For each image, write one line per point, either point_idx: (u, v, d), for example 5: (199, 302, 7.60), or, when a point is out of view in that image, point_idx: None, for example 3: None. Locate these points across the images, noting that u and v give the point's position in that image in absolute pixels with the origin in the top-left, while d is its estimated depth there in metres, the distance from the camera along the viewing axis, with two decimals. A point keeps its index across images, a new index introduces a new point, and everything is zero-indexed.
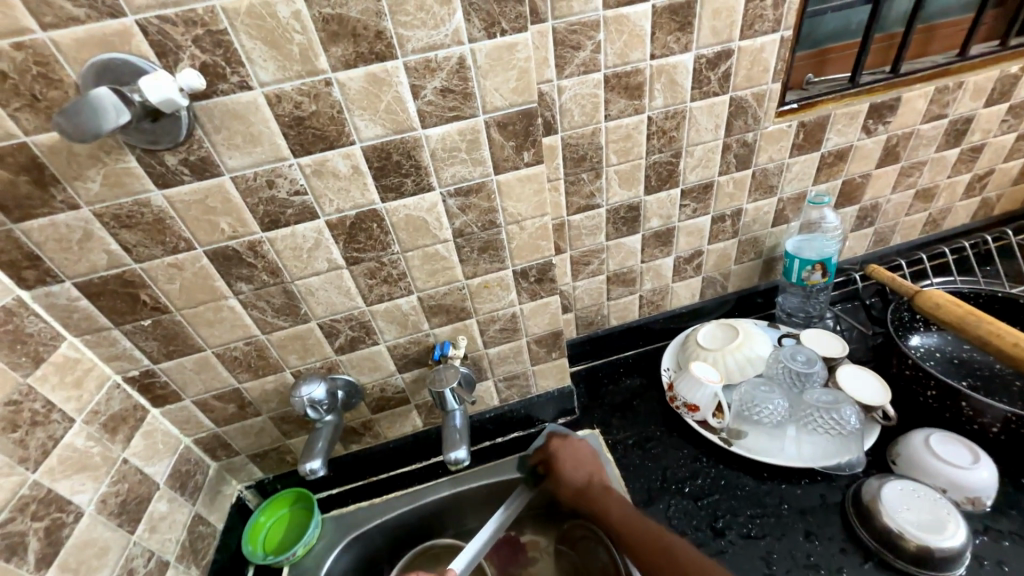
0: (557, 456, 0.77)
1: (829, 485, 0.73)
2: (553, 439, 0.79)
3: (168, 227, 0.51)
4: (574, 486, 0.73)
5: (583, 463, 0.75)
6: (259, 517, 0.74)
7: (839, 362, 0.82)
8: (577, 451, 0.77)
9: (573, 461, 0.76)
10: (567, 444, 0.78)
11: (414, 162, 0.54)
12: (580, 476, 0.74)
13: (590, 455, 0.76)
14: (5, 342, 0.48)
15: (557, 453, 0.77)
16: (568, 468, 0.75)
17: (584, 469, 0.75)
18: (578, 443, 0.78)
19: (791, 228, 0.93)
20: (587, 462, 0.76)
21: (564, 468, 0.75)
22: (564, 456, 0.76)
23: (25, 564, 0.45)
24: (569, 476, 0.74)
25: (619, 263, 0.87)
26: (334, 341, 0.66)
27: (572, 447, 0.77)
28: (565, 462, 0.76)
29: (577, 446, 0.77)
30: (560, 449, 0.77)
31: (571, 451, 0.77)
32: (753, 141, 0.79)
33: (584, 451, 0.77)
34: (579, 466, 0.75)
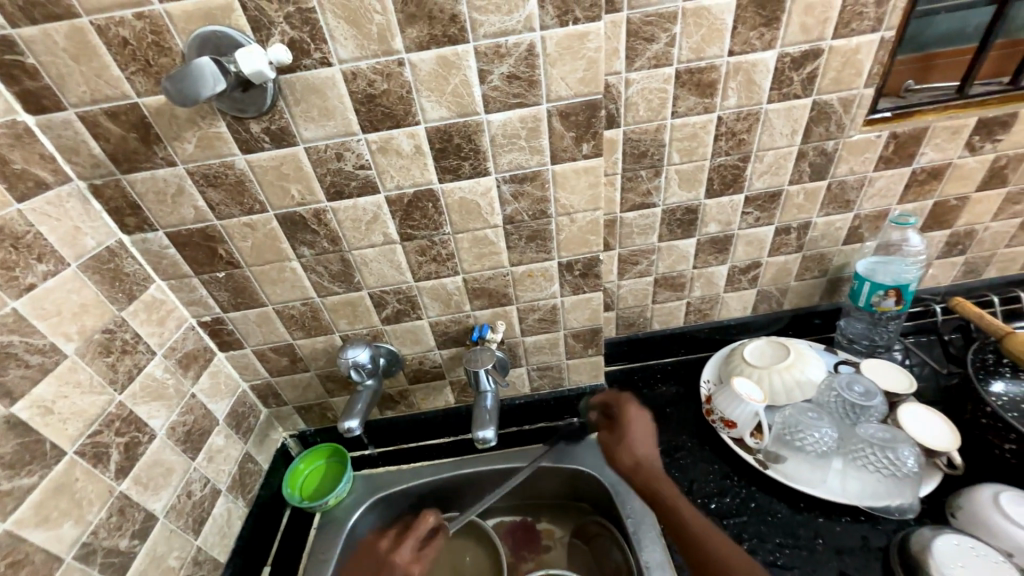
0: (629, 422, 0.81)
1: (873, 527, 0.68)
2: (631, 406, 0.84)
3: (247, 189, 0.56)
4: (637, 455, 0.76)
5: (646, 440, 0.79)
6: (298, 464, 0.80)
7: (903, 399, 0.75)
8: (642, 425, 0.81)
9: (643, 434, 0.79)
10: (640, 416, 0.82)
11: (473, 146, 0.55)
12: (642, 449, 0.77)
13: (650, 435, 0.79)
14: (107, 279, 0.55)
15: (631, 421, 0.81)
16: (634, 441, 0.78)
17: (641, 440, 0.78)
18: (644, 417, 0.82)
19: (865, 248, 0.86)
20: (647, 436, 0.79)
21: (633, 435, 0.79)
22: (634, 426, 0.80)
23: (107, 472, 0.51)
24: (633, 447, 0.77)
25: (669, 266, 0.84)
26: (382, 311, 0.69)
27: (638, 420, 0.81)
28: (636, 430, 0.80)
29: (641, 421, 0.81)
30: (633, 418, 0.81)
31: (637, 422, 0.81)
32: (833, 150, 0.73)
33: (648, 430, 0.80)
34: (643, 437, 0.79)
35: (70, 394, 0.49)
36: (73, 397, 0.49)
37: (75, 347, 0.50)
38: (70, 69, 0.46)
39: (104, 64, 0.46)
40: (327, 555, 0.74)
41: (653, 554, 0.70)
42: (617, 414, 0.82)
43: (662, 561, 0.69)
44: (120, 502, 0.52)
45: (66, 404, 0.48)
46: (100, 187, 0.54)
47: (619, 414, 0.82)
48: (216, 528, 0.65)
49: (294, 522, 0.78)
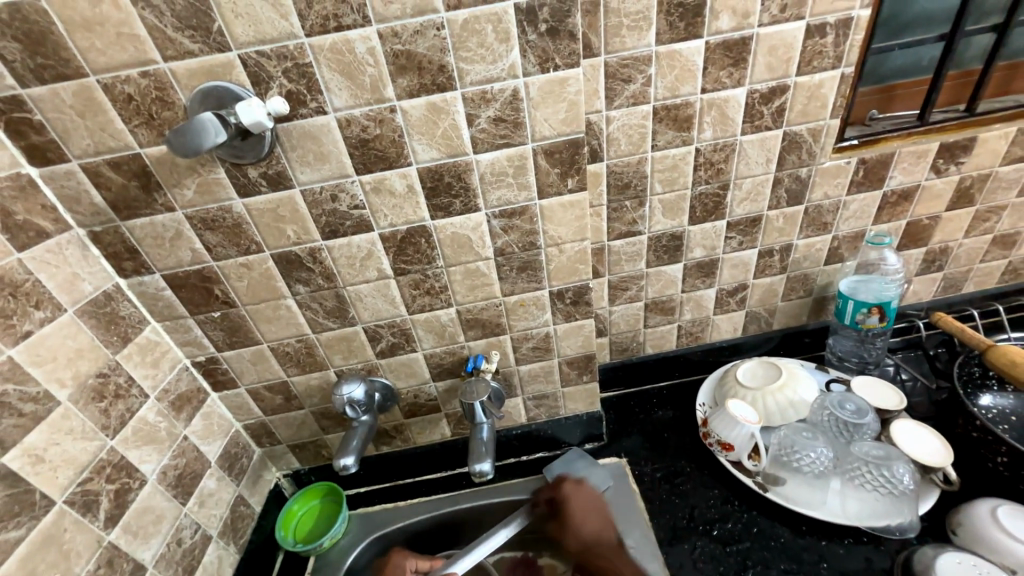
0: (564, 503, 0.79)
1: (876, 548, 0.68)
2: (564, 483, 0.81)
3: (244, 231, 0.57)
4: (585, 542, 0.76)
5: (589, 515, 0.77)
6: (293, 505, 0.78)
7: (894, 415, 0.76)
8: (582, 501, 0.78)
9: (584, 508, 0.78)
10: (580, 490, 0.80)
11: (463, 184, 0.57)
12: (590, 530, 0.76)
13: (597, 504, 0.78)
14: (103, 322, 0.55)
15: (568, 500, 0.79)
16: (577, 522, 0.77)
17: (583, 517, 0.77)
18: (582, 493, 0.79)
19: (846, 267, 0.89)
20: (592, 507, 0.78)
21: (575, 515, 0.78)
22: (573, 507, 0.78)
23: (96, 521, 0.50)
24: (579, 531, 0.77)
25: (658, 291, 0.86)
26: (376, 345, 0.70)
27: (576, 494, 0.79)
28: (576, 512, 0.78)
29: (585, 496, 0.79)
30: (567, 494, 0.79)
31: (577, 505, 0.78)
32: (807, 176, 0.77)
33: (587, 500, 0.78)
34: (587, 518, 0.77)
35: (62, 441, 0.48)
36: (65, 444, 0.48)
37: (68, 393, 0.50)
38: (76, 123, 0.48)
39: (108, 118, 0.48)
40: None
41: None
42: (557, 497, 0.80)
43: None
44: (108, 552, 0.51)
45: (57, 452, 0.48)
46: (99, 233, 0.55)
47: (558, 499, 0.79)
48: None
49: (287, 567, 0.75)
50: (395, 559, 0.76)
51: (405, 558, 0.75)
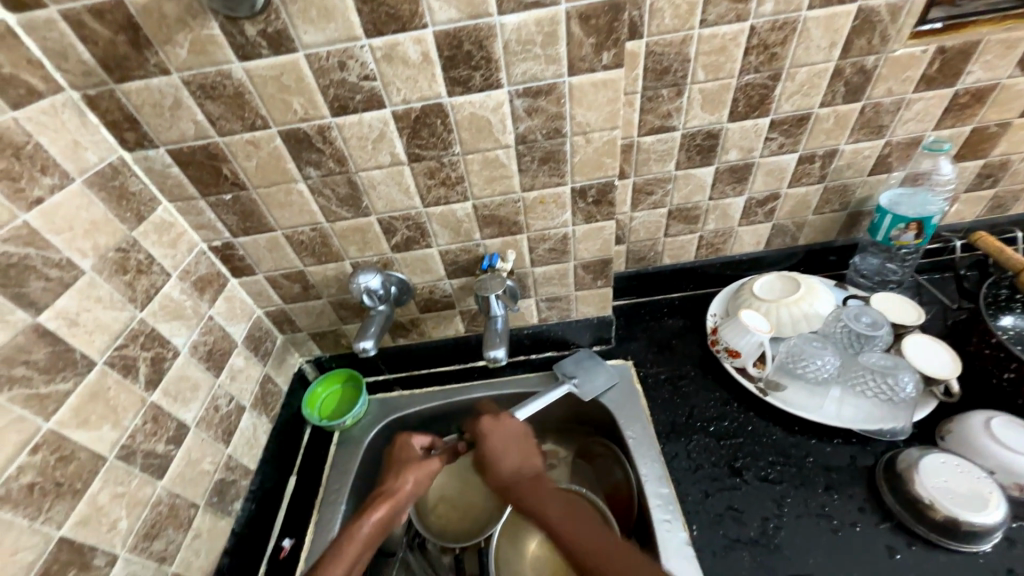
0: (485, 439, 0.71)
1: (863, 447, 0.71)
2: (485, 419, 0.73)
3: (247, 102, 0.53)
4: (502, 477, 0.68)
5: (511, 449, 0.70)
6: (316, 387, 0.84)
7: (909, 330, 0.75)
8: (506, 434, 0.71)
9: (505, 447, 0.70)
10: (499, 428, 0.72)
11: (485, 53, 0.51)
12: (512, 466, 0.68)
13: (518, 438, 0.71)
14: (114, 196, 0.54)
15: (488, 434, 0.71)
16: (497, 456, 0.69)
17: (506, 450, 0.70)
18: (512, 423, 0.72)
19: (891, 179, 0.83)
20: (515, 443, 0.70)
21: (490, 455, 0.69)
22: (496, 440, 0.71)
23: (138, 383, 0.54)
24: (498, 465, 0.68)
25: (684, 196, 0.81)
26: (391, 238, 0.69)
27: (505, 427, 0.72)
28: (495, 447, 0.70)
29: (509, 425, 0.72)
30: (490, 430, 0.71)
31: (498, 432, 0.71)
32: (873, 67, 0.67)
33: (512, 427, 0.72)
34: (510, 450, 0.70)
35: (93, 308, 0.50)
36: (96, 312, 0.50)
37: (92, 263, 0.50)
38: None
39: None
40: (348, 467, 0.79)
41: (653, 470, 0.73)
42: (476, 437, 0.72)
43: (660, 475, 0.73)
44: (152, 411, 0.55)
45: (90, 318, 0.49)
46: (95, 97, 0.51)
47: (475, 435, 0.72)
48: (243, 439, 0.69)
49: (315, 438, 0.83)
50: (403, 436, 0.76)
51: (410, 436, 0.76)
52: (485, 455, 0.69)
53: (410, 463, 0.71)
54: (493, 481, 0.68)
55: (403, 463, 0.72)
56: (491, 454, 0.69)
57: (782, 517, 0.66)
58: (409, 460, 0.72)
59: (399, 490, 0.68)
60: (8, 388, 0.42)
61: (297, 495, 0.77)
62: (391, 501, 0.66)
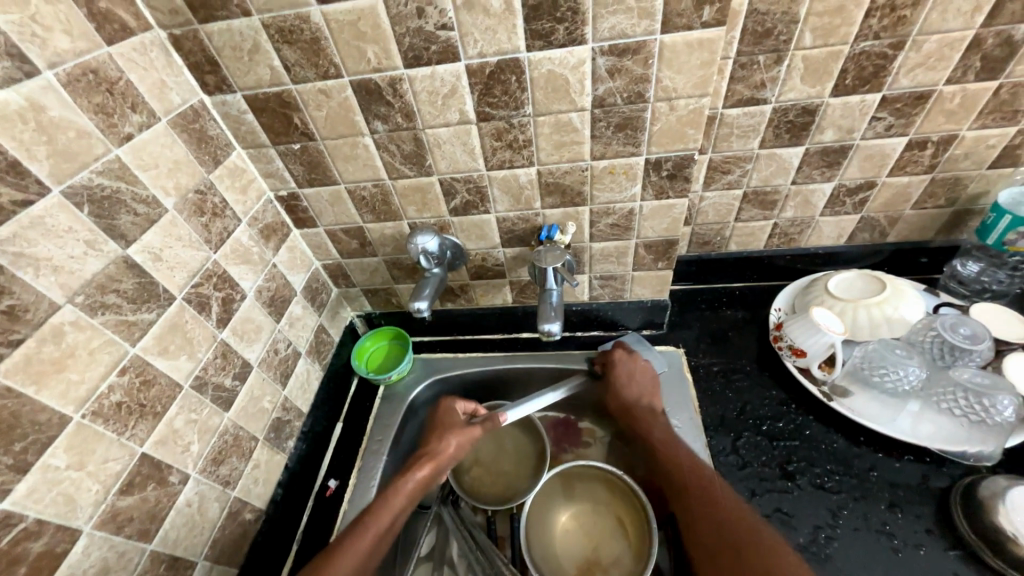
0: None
1: (937, 468, 0.65)
2: (619, 350, 0.80)
3: (322, 49, 0.52)
4: (625, 401, 0.77)
5: (644, 386, 0.77)
6: (365, 342, 0.87)
7: (1011, 348, 0.67)
8: (646, 378, 0.78)
9: (631, 376, 0.78)
10: (635, 362, 0.79)
11: (572, 4, 0.47)
12: (633, 393, 0.77)
13: (653, 381, 0.78)
14: (194, 138, 0.55)
15: (529, 424, 0.76)
16: (624, 385, 0.78)
17: (631, 379, 0.78)
18: (636, 361, 0.79)
19: (1015, 175, 0.72)
20: (650, 386, 0.77)
21: (619, 381, 0.79)
22: (537, 430, 0.76)
23: (210, 320, 0.57)
24: (620, 391, 0.78)
25: (764, 178, 0.74)
26: (450, 200, 0.67)
27: (549, 415, 0.76)
28: (621, 376, 0.79)
29: (646, 370, 0.78)
30: (617, 362, 0.79)
31: (543, 423, 0.76)
32: (1022, 38, 0.57)
33: (647, 374, 0.78)
34: (636, 380, 0.78)
35: (174, 245, 0.52)
36: (176, 248, 0.52)
37: (174, 202, 0.52)
38: None
39: None
40: (392, 420, 0.81)
41: None
42: (606, 364, 0.80)
43: None
44: (222, 347, 0.58)
45: (171, 254, 0.52)
46: (180, 37, 0.52)
47: (605, 363, 0.80)
48: (298, 383, 0.73)
49: (361, 390, 0.86)
50: (447, 400, 0.81)
51: (454, 400, 0.80)
52: (618, 387, 0.78)
53: (455, 427, 0.77)
54: (613, 402, 0.79)
55: (448, 426, 0.78)
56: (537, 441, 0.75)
57: (835, 528, 0.63)
58: (453, 424, 0.78)
59: (441, 452, 0.74)
60: (101, 313, 0.45)
61: (343, 440, 0.81)
62: (433, 461, 0.73)
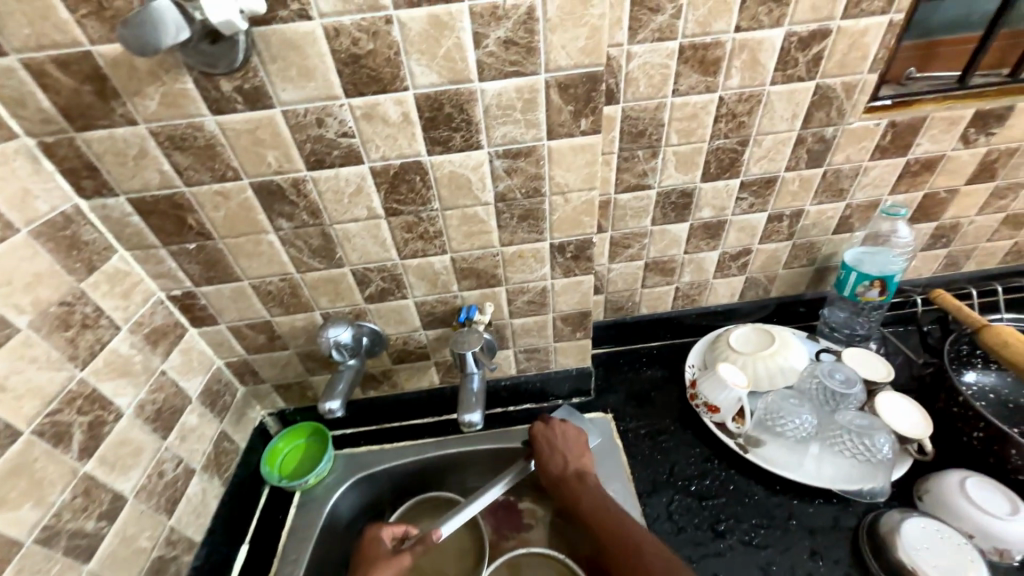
0: (540, 441, 0.75)
1: (844, 508, 0.70)
2: (541, 423, 0.77)
3: (218, 154, 0.51)
4: (550, 474, 0.72)
5: (569, 449, 0.74)
6: (276, 443, 0.78)
7: (880, 387, 0.77)
8: (569, 440, 0.75)
9: (556, 445, 0.74)
10: (563, 431, 0.75)
11: (465, 116, 0.52)
12: (558, 463, 0.72)
13: (579, 442, 0.75)
14: (63, 247, 0.50)
15: (538, 440, 0.75)
16: (549, 450, 0.74)
17: (557, 449, 0.74)
18: (570, 430, 0.75)
19: (854, 238, 0.86)
20: (572, 450, 0.74)
21: (543, 452, 0.74)
22: (546, 442, 0.75)
23: (69, 452, 0.48)
24: (547, 463, 0.73)
25: (660, 250, 0.83)
26: (365, 289, 0.66)
27: (557, 431, 0.75)
28: (543, 446, 0.74)
29: (568, 433, 0.75)
30: (544, 435, 0.75)
31: (552, 437, 0.75)
32: (832, 137, 0.72)
33: (575, 437, 0.75)
34: (560, 450, 0.74)
35: (26, 369, 0.45)
36: (28, 373, 0.45)
37: (29, 320, 0.46)
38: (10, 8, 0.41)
39: (49, 5, 0.41)
40: (310, 530, 0.73)
41: None
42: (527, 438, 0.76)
43: None
44: (85, 483, 0.49)
45: (21, 381, 0.45)
46: (52, 144, 0.49)
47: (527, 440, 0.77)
48: (190, 507, 0.63)
49: (273, 501, 0.76)
50: (370, 530, 0.73)
51: (379, 527, 0.73)
52: (534, 453, 0.75)
53: (381, 559, 0.68)
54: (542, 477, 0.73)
55: (371, 560, 0.69)
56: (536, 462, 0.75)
57: None
58: (378, 555, 0.69)
59: None
60: None
61: (248, 567, 0.70)
62: None
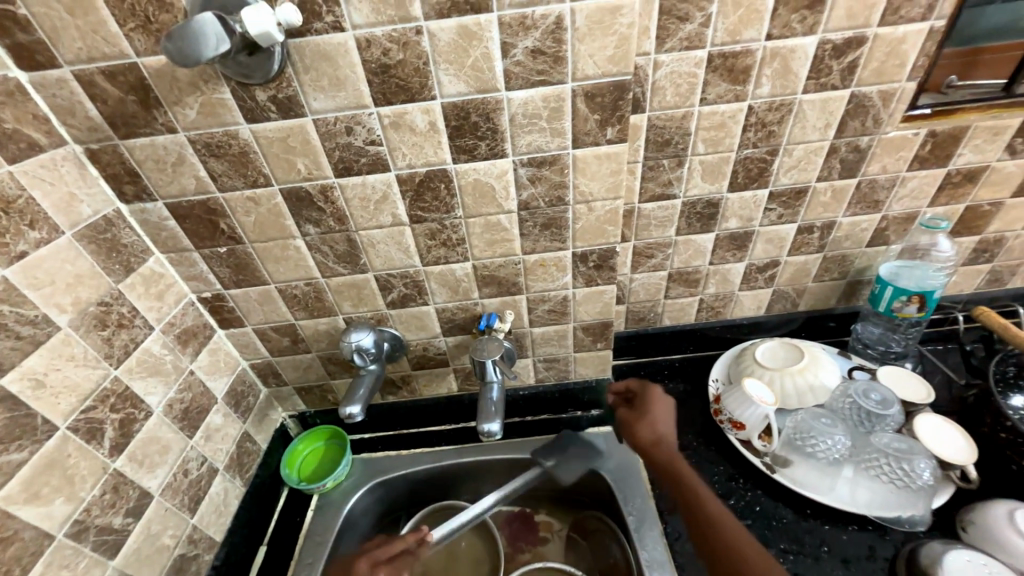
0: (651, 404, 0.77)
1: (880, 536, 0.67)
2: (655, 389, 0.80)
3: (251, 161, 0.53)
4: (654, 435, 0.73)
5: (669, 418, 0.76)
6: (298, 444, 0.79)
7: (920, 409, 0.73)
8: (665, 410, 0.77)
9: (663, 413, 0.76)
10: (665, 401, 0.78)
11: (491, 125, 0.52)
12: (656, 429, 0.74)
13: (672, 414, 0.77)
14: (103, 249, 0.52)
15: (651, 401, 0.77)
16: (657, 417, 0.76)
17: (663, 418, 0.76)
18: (671, 403, 0.78)
19: (889, 251, 0.83)
20: (669, 418, 0.76)
21: (652, 415, 0.76)
22: (657, 407, 0.77)
23: (101, 449, 0.50)
24: (656, 424, 0.74)
25: (685, 260, 0.81)
26: (387, 295, 0.67)
27: (660, 403, 0.78)
28: (658, 412, 0.76)
29: (665, 402, 0.78)
30: (656, 398, 0.78)
31: (661, 405, 0.77)
32: (867, 146, 0.69)
33: (671, 409, 0.78)
34: (667, 418, 0.76)
35: (64, 367, 0.47)
36: (66, 371, 0.47)
37: (69, 319, 0.48)
38: (65, 22, 0.43)
39: (100, 18, 0.43)
40: (324, 537, 0.73)
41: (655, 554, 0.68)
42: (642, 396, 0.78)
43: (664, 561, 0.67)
44: (114, 479, 0.51)
45: (59, 378, 0.46)
46: (97, 151, 0.51)
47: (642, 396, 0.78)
48: (212, 507, 0.64)
49: (290, 503, 0.77)
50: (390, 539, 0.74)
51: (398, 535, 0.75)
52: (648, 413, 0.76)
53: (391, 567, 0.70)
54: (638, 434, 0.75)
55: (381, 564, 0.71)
56: (625, 420, 0.77)
57: None
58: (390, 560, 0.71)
59: None
60: None
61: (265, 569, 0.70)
62: None
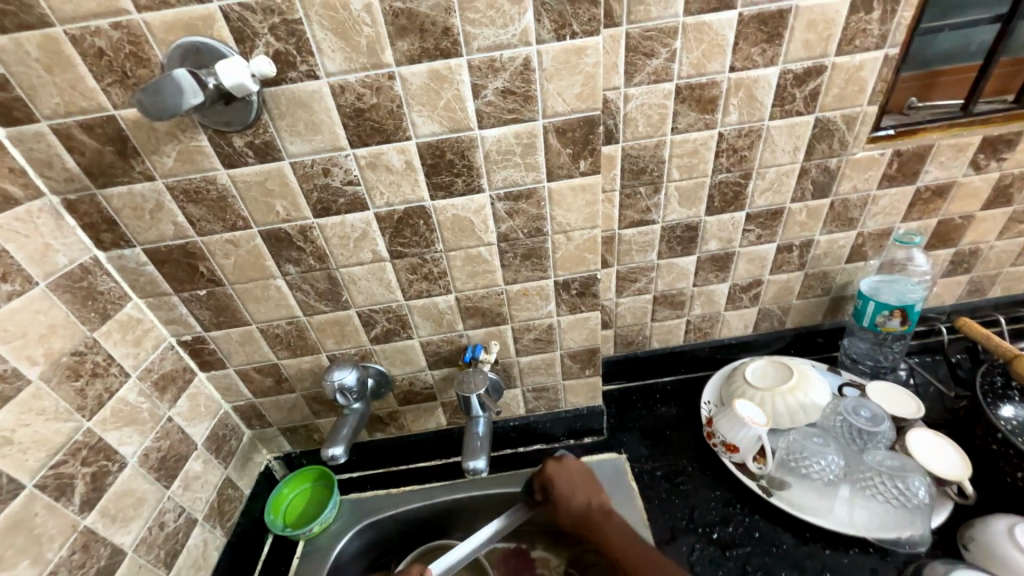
0: (552, 481, 0.72)
1: (883, 559, 0.65)
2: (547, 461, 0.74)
3: (229, 205, 0.53)
4: (574, 512, 0.71)
5: (582, 482, 0.72)
6: (282, 488, 0.76)
7: (911, 424, 0.72)
8: (574, 470, 0.73)
9: (572, 480, 0.72)
10: (563, 465, 0.73)
11: (466, 162, 0.53)
12: (581, 502, 0.71)
13: (584, 471, 0.73)
14: (79, 298, 0.52)
15: (552, 478, 0.72)
16: (566, 492, 0.71)
17: (579, 489, 0.72)
18: (573, 461, 0.73)
19: (869, 266, 0.84)
20: (585, 479, 0.72)
21: (562, 495, 0.71)
22: (558, 479, 0.72)
23: (71, 505, 0.48)
24: (569, 501, 0.71)
25: (668, 283, 0.82)
26: (371, 330, 0.67)
27: (567, 468, 0.73)
28: (563, 487, 0.71)
29: (571, 465, 0.73)
30: (553, 473, 0.72)
31: (561, 477, 0.72)
32: (836, 167, 0.71)
33: (580, 471, 0.73)
34: (577, 484, 0.72)
35: (33, 422, 0.46)
36: (36, 426, 0.46)
37: (40, 372, 0.47)
38: (43, 80, 0.44)
39: (77, 75, 0.44)
40: None
41: None
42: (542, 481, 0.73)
43: None
44: (84, 537, 0.49)
45: (28, 434, 0.45)
46: (74, 202, 0.51)
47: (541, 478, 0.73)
48: (190, 560, 0.61)
49: (276, 550, 0.74)
50: None
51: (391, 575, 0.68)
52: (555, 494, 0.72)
53: None
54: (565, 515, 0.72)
55: None
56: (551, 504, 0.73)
57: None
58: None
59: None
60: None
61: None
62: None
